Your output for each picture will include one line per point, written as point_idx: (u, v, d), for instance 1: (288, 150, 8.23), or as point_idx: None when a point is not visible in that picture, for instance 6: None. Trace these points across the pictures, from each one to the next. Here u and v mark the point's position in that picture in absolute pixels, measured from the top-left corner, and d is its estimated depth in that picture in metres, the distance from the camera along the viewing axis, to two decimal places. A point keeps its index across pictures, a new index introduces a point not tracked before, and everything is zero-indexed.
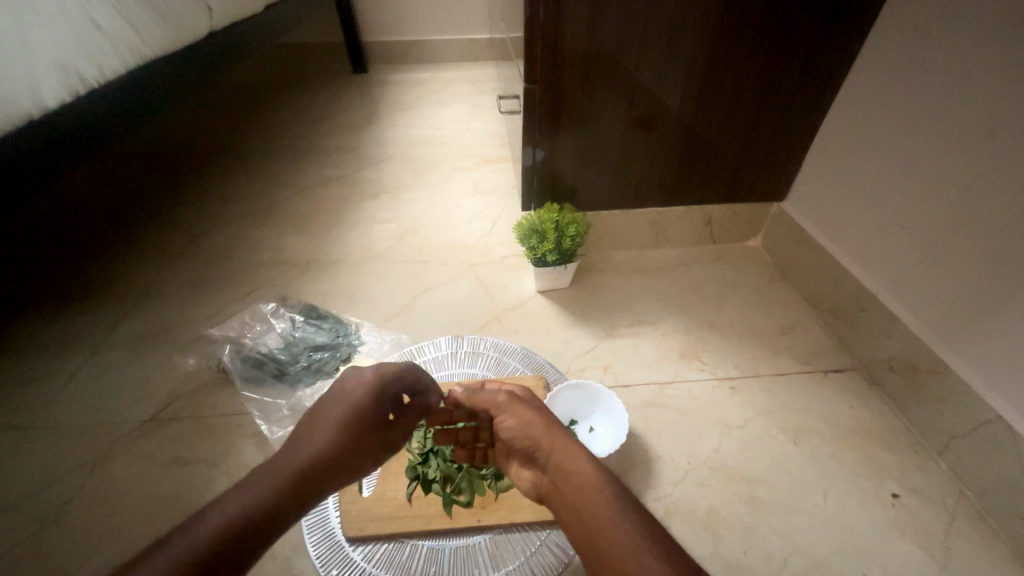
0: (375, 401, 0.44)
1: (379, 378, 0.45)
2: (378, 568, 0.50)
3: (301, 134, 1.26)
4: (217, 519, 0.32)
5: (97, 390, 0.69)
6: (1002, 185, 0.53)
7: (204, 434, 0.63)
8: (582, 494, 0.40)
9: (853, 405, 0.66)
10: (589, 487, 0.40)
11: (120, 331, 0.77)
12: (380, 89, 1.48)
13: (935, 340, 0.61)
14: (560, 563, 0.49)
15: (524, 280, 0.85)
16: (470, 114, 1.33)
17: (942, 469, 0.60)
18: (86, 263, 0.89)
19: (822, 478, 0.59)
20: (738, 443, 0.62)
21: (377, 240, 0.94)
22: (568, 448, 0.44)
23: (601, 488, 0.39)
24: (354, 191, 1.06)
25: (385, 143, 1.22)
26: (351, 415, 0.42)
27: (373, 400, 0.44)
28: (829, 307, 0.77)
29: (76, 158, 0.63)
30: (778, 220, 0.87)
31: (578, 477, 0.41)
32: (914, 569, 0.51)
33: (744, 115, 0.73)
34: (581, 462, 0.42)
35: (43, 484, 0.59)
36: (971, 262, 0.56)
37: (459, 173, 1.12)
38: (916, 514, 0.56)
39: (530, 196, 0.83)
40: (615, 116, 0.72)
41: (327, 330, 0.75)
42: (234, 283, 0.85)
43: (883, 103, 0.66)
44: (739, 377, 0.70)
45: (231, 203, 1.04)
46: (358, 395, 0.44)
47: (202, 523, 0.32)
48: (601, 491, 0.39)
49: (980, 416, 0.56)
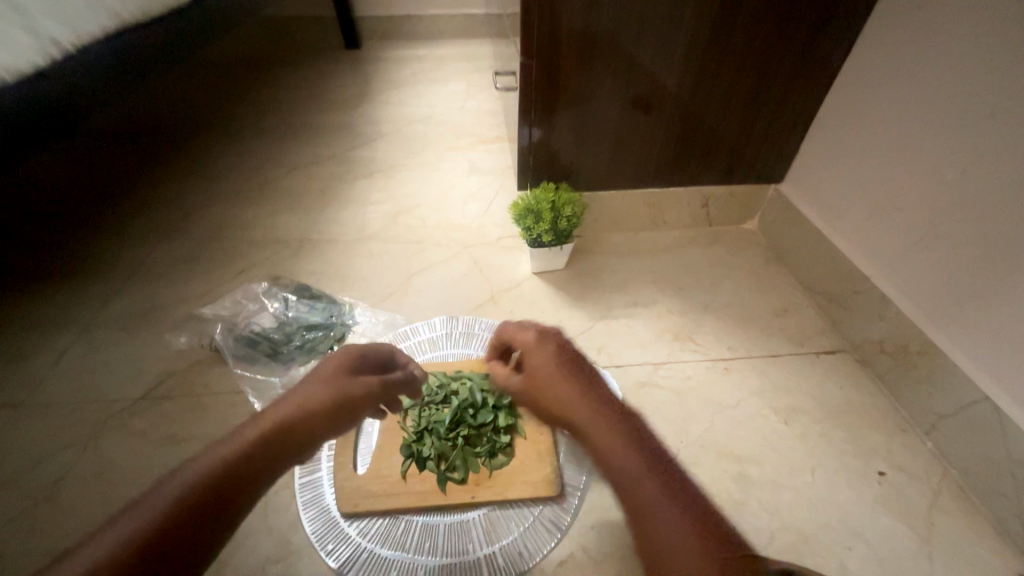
0: (345, 370, 0.41)
1: (350, 352, 0.43)
2: (374, 542, 0.50)
3: (292, 110, 1.23)
4: (170, 494, 0.30)
5: (88, 368, 0.68)
6: (998, 168, 0.52)
7: (197, 412, 0.63)
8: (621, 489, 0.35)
9: (843, 386, 0.67)
10: (621, 470, 0.35)
11: (110, 309, 0.76)
12: (373, 65, 1.44)
13: (928, 323, 0.61)
14: (553, 537, 0.51)
15: (519, 261, 0.84)
16: (465, 92, 1.30)
17: (928, 448, 0.61)
18: (73, 240, 0.87)
19: (811, 456, 0.60)
20: (730, 422, 0.63)
21: (370, 219, 0.92)
22: (597, 409, 0.38)
23: (643, 489, 0.34)
24: (348, 169, 1.04)
25: (379, 121, 1.19)
26: (316, 386, 0.39)
27: (343, 369, 0.41)
28: (822, 290, 0.77)
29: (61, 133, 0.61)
30: (774, 203, 0.86)
31: (614, 468, 0.35)
32: (897, 542, 0.53)
33: (744, 95, 0.72)
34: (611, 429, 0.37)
35: (36, 461, 0.59)
36: (966, 246, 0.56)
37: (454, 152, 1.09)
38: (900, 490, 0.57)
39: (525, 175, 0.82)
40: (612, 95, 0.71)
41: (321, 310, 0.74)
42: (225, 261, 0.84)
43: (884, 83, 0.64)
44: (731, 358, 0.70)
45: (220, 180, 1.01)
46: (324, 369, 0.41)
47: (154, 498, 0.30)
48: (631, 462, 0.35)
49: (967, 396, 0.57)
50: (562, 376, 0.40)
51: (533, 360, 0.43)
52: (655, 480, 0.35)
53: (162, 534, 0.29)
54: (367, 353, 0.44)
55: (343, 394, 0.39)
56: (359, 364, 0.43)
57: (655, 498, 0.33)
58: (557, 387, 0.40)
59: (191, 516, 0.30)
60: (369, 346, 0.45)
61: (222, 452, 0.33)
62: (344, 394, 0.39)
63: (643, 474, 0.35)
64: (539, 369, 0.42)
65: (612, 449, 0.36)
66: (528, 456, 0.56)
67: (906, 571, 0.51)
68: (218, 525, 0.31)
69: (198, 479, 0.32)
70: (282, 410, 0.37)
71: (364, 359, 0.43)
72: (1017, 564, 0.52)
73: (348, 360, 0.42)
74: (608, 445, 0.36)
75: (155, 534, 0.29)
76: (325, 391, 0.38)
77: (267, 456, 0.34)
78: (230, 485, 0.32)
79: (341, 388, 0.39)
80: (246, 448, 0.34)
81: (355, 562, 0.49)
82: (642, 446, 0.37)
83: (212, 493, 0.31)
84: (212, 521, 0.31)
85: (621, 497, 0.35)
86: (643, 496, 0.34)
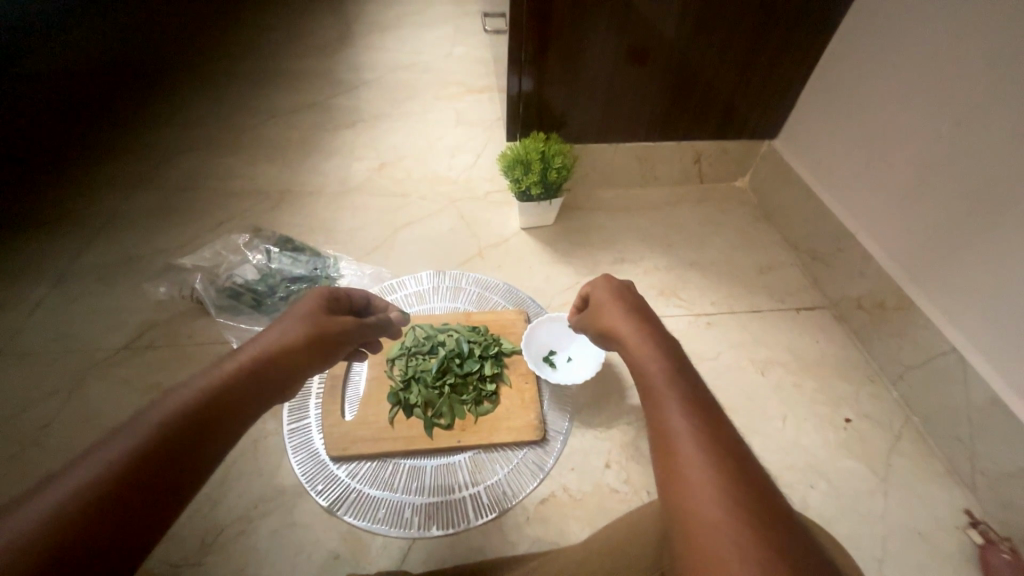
0: (322, 309, 0.43)
1: (325, 293, 0.44)
2: (363, 483, 0.52)
3: (267, 52, 1.15)
4: (158, 419, 0.30)
5: (66, 317, 0.67)
6: (990, 122, 0.52)
7: (182, 362, 0.63)
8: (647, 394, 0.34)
9: (819, 341, 0.69)
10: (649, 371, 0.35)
11: (85, 259, 0.74)
12: (353, 4, 1.34)
13: (906, 279, 0.63)
14: (536, 478, 0.54)
15: (508, 216, 0.83)
16: (452, 38, 1.23)
17: (893, 397, 0.64)
18: (39, 187, 0.83)
19: (783, 405, 0.63)
20: (709, 373, 0.65)
21: (353, 171, 0.89)
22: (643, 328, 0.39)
23: (666, 391, 0.33)
24: (329, 118, 0.99)
25: (361, 67, 1.13)
26: (293, 324, 0.40)
27: (319, 309, 0.43)
28: (807, 248, 0.78)
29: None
30: (767, 159, 0.85)
31: (647, 377, 0.35)
32: (857, 481, 0.56)
33: (743, 43, 0.68)
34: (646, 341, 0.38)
35: (20, 408, 0.58)
36: (950, 202, 0.56)
37: (441, 102, 1.05)
38: (864, 435, 0.60)
39: (515, 127, 0.79)
40: (607, 41, 0.67)
41: (305, 263, 0.73)
42: (203, 212, 0.81)
43: (885, 32, 0.62)
44: (714, 314, 0.71)
45: (193, 127, 0.96)
46: (300, 309, 0.42)
47: (140, 423, 0.30)
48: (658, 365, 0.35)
49: (936, 348, 0.59)
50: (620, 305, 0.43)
51: (599, 298, 0.45)
52: (685, 391, 0.33)
53: (155, 456, 0.29)
54: (338, 295, 0.46)
55: (324, 331, 0.41)
56: (331, 305, 0.45)
57: (677, 400, 0.32)
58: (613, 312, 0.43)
59: (184, 439, 0.30)
60: (341, 288, 0.47)
61: (203, 384, 0.33)
62: (324, 329, 0.41)
63: (672, 382, 0.33)
64: (603, 304, 0.44)
65: (649, 361, 0.36)
66: (513, 404, 0.57)
67: (862, 506, 0.55)
68: (211, 448, 0.31)
69: (185, 405, 0.31)
70: (264, 343, 0.38)
71: (336, 300, 0.46)
72: (964, 500, 0.56)
73: (321, 300, 0.44)
74: (647, 358, 0.36)
75: (148, 456, 0.28)
76: (302, 327, 0.40)
77: (255, 384, 0.35)
78: (220, 410, 0.33)
79: (318, 325, 0.41)
80: (233, 376, 0.34)
81: (345, 500, 0.51)
82: (681, 365, 0.35)
83: (203, 418, 0.31)
84: (205, 444, 0.31)
85: (646, 402, 0.34)
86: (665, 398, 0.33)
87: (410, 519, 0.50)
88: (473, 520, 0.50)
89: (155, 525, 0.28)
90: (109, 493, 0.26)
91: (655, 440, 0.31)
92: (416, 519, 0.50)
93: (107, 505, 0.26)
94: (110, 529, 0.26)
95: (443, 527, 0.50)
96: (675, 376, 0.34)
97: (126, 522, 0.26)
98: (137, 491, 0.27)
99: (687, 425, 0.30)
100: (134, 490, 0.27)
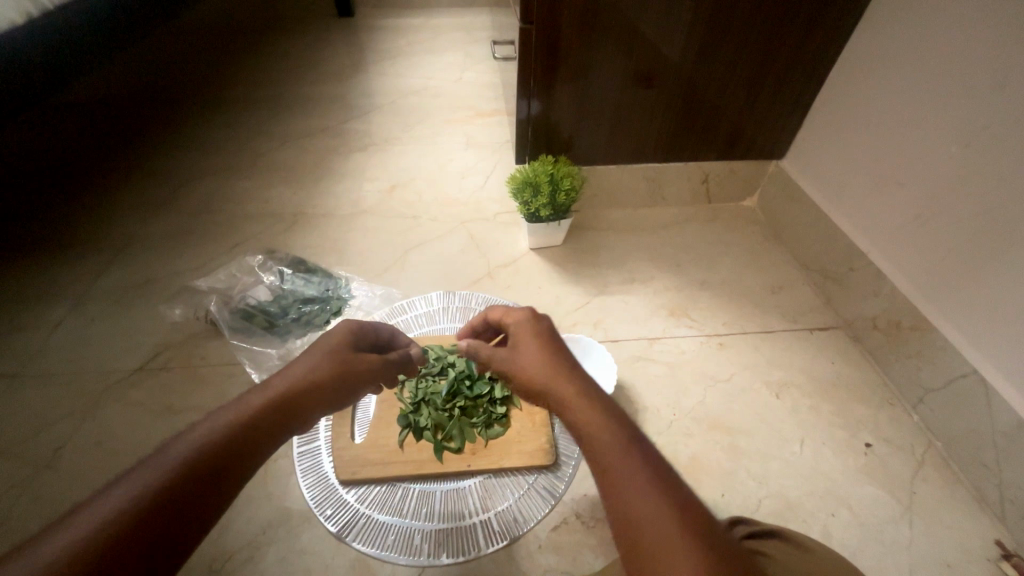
0: (349, 343, 0.45)
1: (352, 329, 0.46)
2: (372, 508, 0.52)
3: (283, 80, 1.18)
4: (178, 455, 0.30)
5: (83, 339, 0.68)
6: (1001, 144, 0.52)
7: (195, 383, 0.64)
8: (601, 471, 0.30)
9: (834, 361, 0.68)
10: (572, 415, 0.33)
11: (103, 282, 0.75)
12: (366, 33, 1.38)
13: (922, 300, 0.62)
14: (547, 504, 0.53)
15: (516, 236, 0.84)
16: (463, 63, 1.26)
17: (914, 421, 0.62)
18: (60, 210, 0.85)
19: (800, 428, 0.61)
20: (723, 396, 0.64)
21: (365, 194, 0.91)
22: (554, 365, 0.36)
23: (623, 464, 0.29)
24: (342, 143, 1.02)
25: (373, 93, 1.16)
26: (317, 358, 0.41)
27: (347, 343, 0.44)
28: (820, 268, 0.77)
29: (23, 93, 0.66)
30: (775, 179, 0.86)
31: (580, 425, 0.32)
32: (880, 510, 0.55)
33: (746, 69, 0.70)
34: (563, 382, 0.35)
35: (33, 431, 0.59)
36: (964, 222, 0.56)
37: (451, 126, 1.07)
38: (885, 460, 0.59)
39: (524, 148, 0.80)
40: (614, 68, 0.69)
41: (317, 284, 0.74)
42: (218, 235, 0.83)
43: (892, 55, 0.63)
44: (726, 334, 0.71)
45: (212, 152, 0.99)
46: (327, 342, 0.43)
47: (161, 459, 0.30)
48: (577, 409, 0.33)
49: (957, 370, 0.57)
50: (537, 336, 0.40)
51: (521, 333, 0.41)
52: (619, 430, 0.31)
53: (173, 494, 0.29)
54: (367, 330, 0.48)
55: (349, 365, 0.42)
56: (358, 339, 0.46)
57: (636, 472, 0.29)
58: (523, 346, 0.40)
59: (203, 476, 0.30)
60: (372, 324, 0.49)
61: (227, 417, 0.34)
62: (348, 365, 0.42)
63: (626, 454, 0.29)
64: (524, 348, 0.39)
65: (585, 415, 0.32)
66: (524, 427, 0.56)
67: (887, 536, 0.53)
68: (229, 485, 0.31)
69: (204, 442, 0.32)
70: (296, 377, 0.39)
71: (365, 335, 0.47)
72: (994, 531, 0.54)
73: (348, 334, 0.45)
74: (588, 418, 0.32)
75: (168, 493, 0.29)
76: (330, 365, 0.41)
77: (279, 420, 0.36)
78: (241, 446, 0.33)
79: (343, 364, 0.42)
80: (253, 413, 0.35)
81: (354, 526, 0.51)
82: (624, 421, 0.32)
83: (222, 454, 0.32)
84: (221, 481, 0.31)
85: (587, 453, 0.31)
86: (624, 480, 0.28)
87: (420, 546, 0.50)
88: (484, 548, 0.50)
89: (168, 566, 0.27)
90: (124, 533, 0.27)
91: (619, 531, 0.28)
92: (426, 547, 0.50)
93: (122, 546, 0.26)
94: (126, 571, 0.26)
95: (452, 555, 0.49)
96: (628, 441, 0.30)
97: (141, 564, 0.26)
98: (152, 532, 0.27)
99: (653, 507, 0.27)
100: (151, 528, 0.27)
